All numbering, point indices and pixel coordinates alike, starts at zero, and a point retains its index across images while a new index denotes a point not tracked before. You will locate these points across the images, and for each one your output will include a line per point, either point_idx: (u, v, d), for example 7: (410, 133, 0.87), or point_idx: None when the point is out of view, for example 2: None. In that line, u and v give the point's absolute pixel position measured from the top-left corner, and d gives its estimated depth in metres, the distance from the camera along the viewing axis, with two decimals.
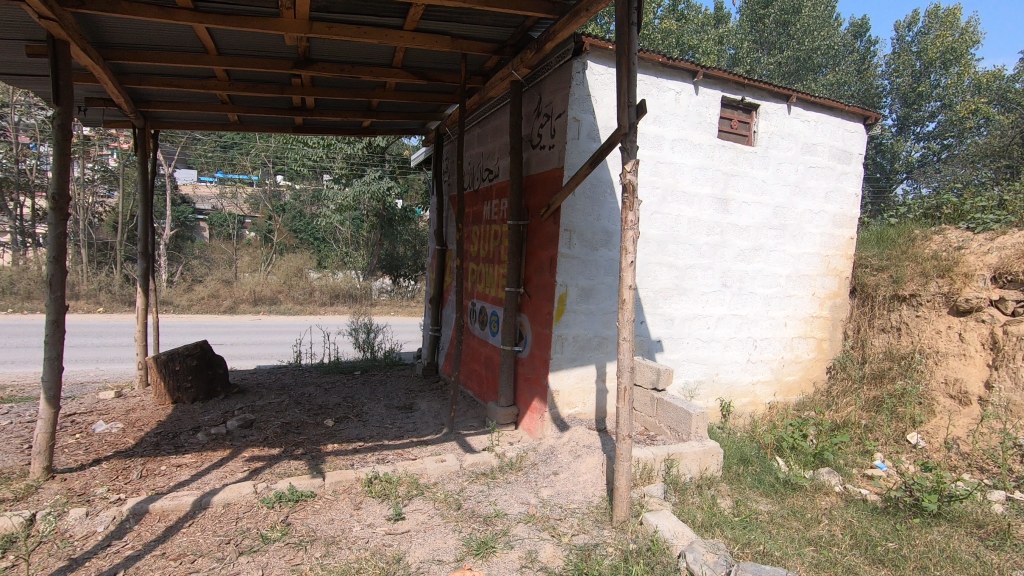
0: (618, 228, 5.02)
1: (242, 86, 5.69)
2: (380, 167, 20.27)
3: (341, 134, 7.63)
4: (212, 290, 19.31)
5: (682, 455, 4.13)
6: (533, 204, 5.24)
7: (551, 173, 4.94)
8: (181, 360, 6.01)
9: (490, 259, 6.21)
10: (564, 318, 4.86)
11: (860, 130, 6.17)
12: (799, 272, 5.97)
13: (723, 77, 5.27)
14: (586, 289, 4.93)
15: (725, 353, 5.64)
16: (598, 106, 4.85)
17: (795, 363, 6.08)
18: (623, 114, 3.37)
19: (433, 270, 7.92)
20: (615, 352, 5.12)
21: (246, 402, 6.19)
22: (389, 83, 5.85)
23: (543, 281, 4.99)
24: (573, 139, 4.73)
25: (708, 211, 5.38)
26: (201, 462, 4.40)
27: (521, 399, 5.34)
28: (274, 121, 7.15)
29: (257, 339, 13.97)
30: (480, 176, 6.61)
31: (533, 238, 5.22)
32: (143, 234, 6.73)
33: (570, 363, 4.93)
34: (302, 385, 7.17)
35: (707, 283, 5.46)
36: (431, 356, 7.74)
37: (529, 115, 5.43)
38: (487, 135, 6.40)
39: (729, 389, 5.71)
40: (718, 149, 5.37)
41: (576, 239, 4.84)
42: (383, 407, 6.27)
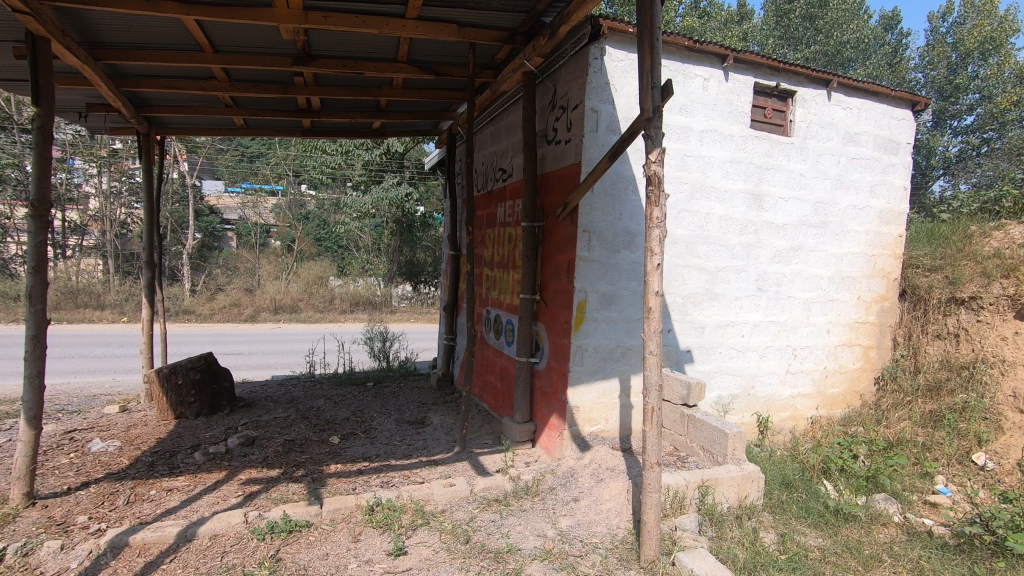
0: (641, 228, 4.59)
1: (243, 87, 5.43)
2: (399, 173, 20.17)
3: (351, 136, 7.36)
4: (233, 299, 19.35)
5: (718, 481, 3.67)
6: (549, 204, 4.84)
7: (566, 170, 4.55)
8: (184, 373, 5.78)
9: (505, 264, 5.84)
10: (584, 327, 4.45)
11: (908, 117, 5.62)
12: (842, 274, 5.45)
13: (755, 62, 4.81)
14: (607, 295, 4.51)
15: (762, 364, 5.15)
16: (618, 96, 4.44)
17: (840, 374, 5.54)
18: (646, 97, 2.96)
19: (448, 276, 7.58)
20: (640, 364, 4.68)
21: (251, 417, 5.92)
22: (396, 79, 5.54)
23: (560, 287, 4.59)
24: (591, 132, 4.33)
25: (741, 209, 4.92)
26: (193, 486, 4.11)
27: (538, 415, 4.94)
28: (282, 124, 6.93)
29: (276, 348, 13.83)
30: (494, 176, 6.24)
31: (549, 241, 4.82)
32: (148, 243, 6.52)
33: (591, 377, 4.51)
34: (312, 398, 6.89)
35: (741, 287, 4.99)
36: (446, 366, 7.40)
37: (543, 108, 5.05)
38: (500, 132, 6.03)
39: (767, 403, 5.21)
40: (751, 140, 4.91)
41: (595, 241, 4.43)
42: (393, 422, 5.93)
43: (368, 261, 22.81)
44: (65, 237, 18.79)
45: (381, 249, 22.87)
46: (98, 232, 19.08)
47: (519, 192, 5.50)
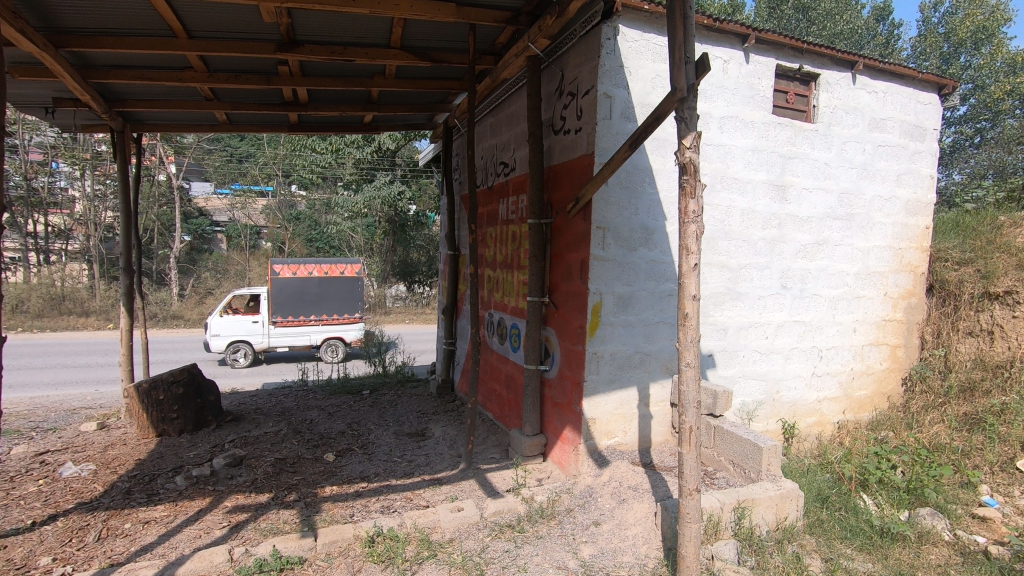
0: (659, 224, 4.24)
1: (223, 77, 5.03)
2: (391, 172, 19.74)
3: (342, 131, 6.97)
4: (223, 302, 18.85)
5: (755, 501, 3.32)
6: (558, 199, 4.47)
7: (577, 162, 4.18)
8: (165, 388, 5.37)
9: (508, 264, 5.47)
10: (600, 333, 4.09)
11: (934, 102, 5.30)
12: (869, 269, 5.12)
13: (778, 42, 4.46)
14: (624, 297, 4.15)
15: (788, 367, 4.82)
16: (633, 79, 4.07)
17: (867, 375, 5.22)
18: (679, 74, 2.59)
19: (447, 277, 7.19)
20: (659, 370, 4.33)
21: (239, 433, 5.51)
22: (388, 68, 5.15)
23: (572, 289, 4.23)
24: (604, 119, 3.97)
25: (764, 201, 4.57)
26: (173, 516, 3.72)
27: (550, 427, 4.58)
28: (268, 119, 6.53)
29: None
30: (495, 171, 5.87)
31: (559, 239, 4.46)
32: (124, 247, 6.08)
33: (607, 387, 4.16)
34: (305, 409, 6.49)
35: (764, 285, 4.65)
36: (446, 371, 7.05)
37: (549, 96, 4.68)
38: (501, 124, 5.65)
39: (793, 408, 4.88)
40: (774, 127, 4.56)
41: (611, 238, 4.07)
42: (391, 435, 5.55)
43: (361, 262, 22.42)
44: (47, 243, 18.22)
45: (375, 249, 22.48)
46: (82, 237, 18.52)
47: (524, 187, 5.12)
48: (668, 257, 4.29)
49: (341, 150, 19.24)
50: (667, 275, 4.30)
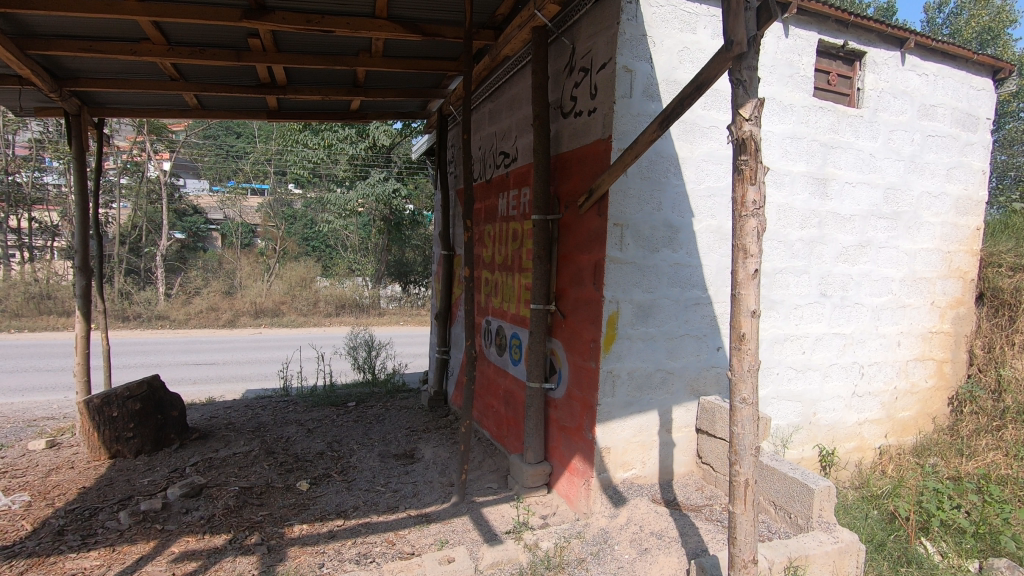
0: (685, 221, 3.64)
1: (185, 51, 4.42)
2: (386, 168, 19.14)
3: (326, 118, 6.37)
4: (210, 302, 18.20)
5: (810, 559, 2.72)
6: (567, 192, 3.88)
7: (591, 148, 3.59)
8: (120, 404, 4.76)
9: (508, 266, 4.88)
10: (616, 348, 3.50)
11: (988, 87, 4.71)
12: (915, 274, 4.54)
13: (822, 13, 3.87)
14: (644, 306, 3.56)
15: (826, 386, 4.24)
16: (658, 51, 3.48)
17: (911, 395, 4.65)
18: (737, 24, 1.99)
19: (440, 279, 6.59)
20: (683, 392, 3.74)
21: (203, 455, 4.89)
22: (374, 42, 4.55)
23: (584, 295, 3.65)
24: (623, 97, 3.38)
25: (802, 197, 4.00)
26: (107, 566, 3.10)
27: (555, 455, 3.99)
28: (245, 105, 5.96)
29: (250, 357, 12.75)
30: (493, 162, 5.27)
31: (567, 238, 3.87)
32: (80, 244, 5.46)
33: (624, 411, 3.56)
34: (282, 425, 5.88)
35: (802, 293, 4.07)
36: (439, 383, 6.48)
37: (556, 74, 4.09)
38: (501, 109, 5.05)
39: (831, 433, 4.30)
40: (816, 111, 3.98)
41: (630, 237, 3.48)
42: (376, 457, 4.94)
43: (355, 261, 21.58)
44: (29, 239, 17.54)
45: (369, 248, 21.90)
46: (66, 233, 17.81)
47: (526, 179, 4.53)
48: (695, 260, 3.70)
49: (334, 146, 18.62)
50: (694, 281, 3.71)
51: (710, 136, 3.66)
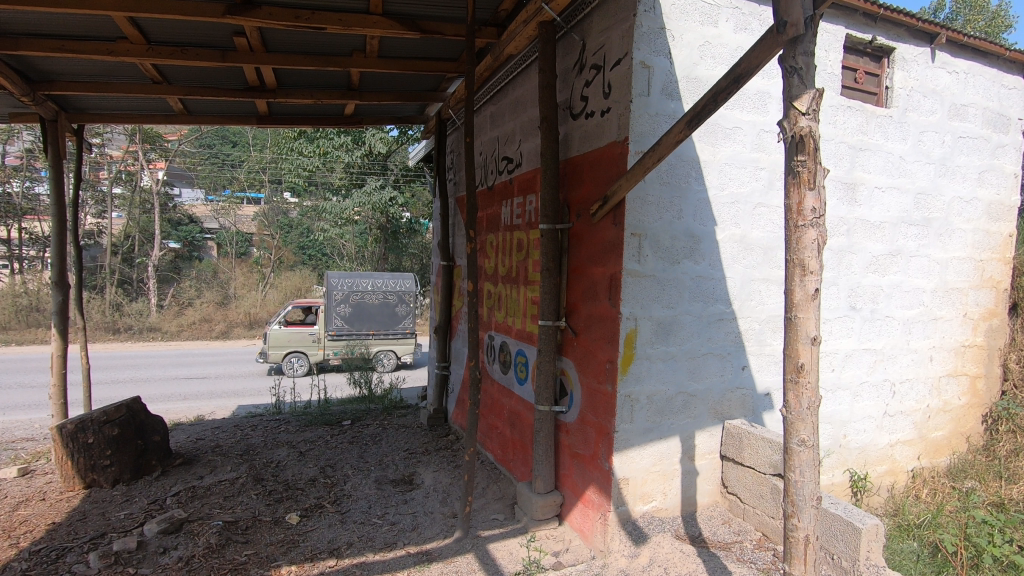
0: (707, 230, 3.35)
1: (166, 52, 4.14)
2: (383, 176, 18.85)
3: (319, 123, 6.10)
4: (203, 313, 17.86)
5: None
6: (578, 200, 3.60)
7: (605, 151, 3.30)
8: (96, 430, 4.42)
9: (513, 278, 4.59)
10: (635, 369, 3.20)
11: (1019, 86, 4.45)
12: (947, 285, 4.26)
13: (850, 5, 3.60)
14: (664, 323, 3.27)
15: (857, 406, 3.95)
16: (677, 46, 3.20)
17: (944, 413, 4.36)
18: (791, 3, 1.71)
19: (440, 291, 6.30)
20: (707, 416, 3.44)
21: (187, 484, 4.56)
22: (369, 41, 4.28)
23: (598, 311, 3.35)
24: (641, 96, 3.10)
25: (830, 203, 3.72)
26: None
27: (567, 484, 3.67)
28: (233, 109, 5.68)
29: (243, 370, 12.40)
30: (496, 168, 4.99)
31: (579, 249, 3.58)
32: (56, 257, 5.13)
33: (644, 439, 3.26)
34: (272, 447, 5.55)
35: (831, 306, 3.79)
36: (438, 400, 6.17)
37: (565, 73, 3.81)
38: (503, 112, 4.78)
39: (862, 456, 4.00)
40: (843, 111, 3.71)
41: (648, 248, 3.19)
42: (372, 484, 4.61)
43: (352, 270, 21.64)
44: (17, 250, 17.17)
45: (366, 257, 21.59)
46: None
47: (532, 186, 4.25)
48: (718, 272, 3.41)
49: (329, 154, 18.37)
50: (717, 295, 3.41)
51: (733, 137, 3.38)
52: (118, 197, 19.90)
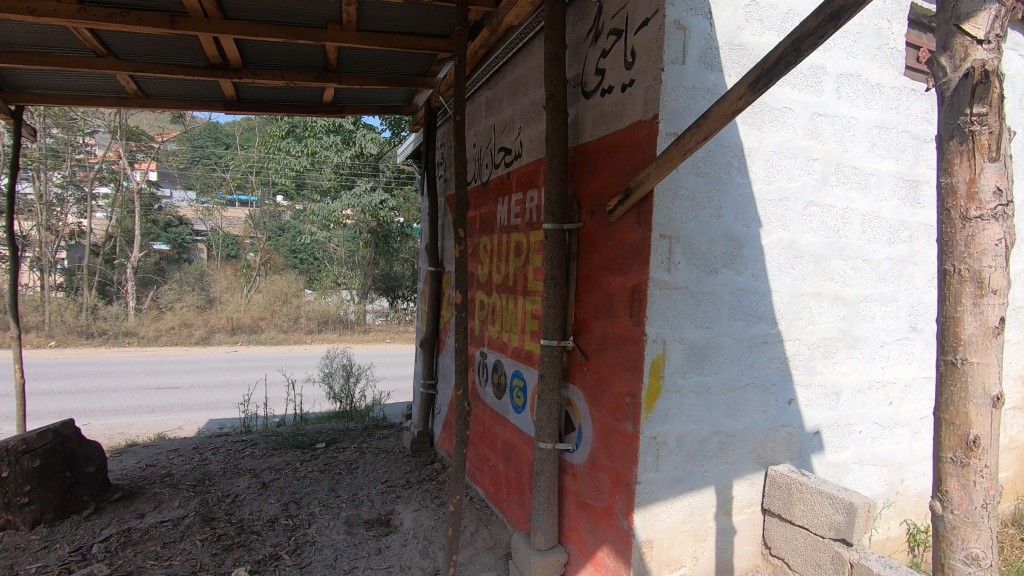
0: (751, 233, 2.73)
1: (103, 14, 3.50)
2: (374, 178, 18.20)
3: (296, 110, 5.48)
4: (183, 318, 17.06)
5: None
6: (590, 195, 2.98)
7: (627, 134, 2.69)
8: (11, 462, 3.71)
9: (509, 287, 3.96)
10: (661, 405, 2.57)
11: None
12: (1015, 303, 3.66)
13: None
14: (697, 347, 2.64)
15: (915, 445, 3.33)
16: (718, 3, 2.59)
17: (1009, 452, 3.75)
18: None
19: (428, 301, 5.65)
20: (746, 460, 2.80)
21: (122, 525, 3.87)
22: (346, 8, 3.66)
23: (615, 331, 2.73)
24: (674, 64, 2.48)
25: (891, 203, 3.11)
26: None
27: (573, 539, 3.03)
28: (195, 92, 5.05)
29: (217, 380, 11.61)
30: (492, 161, 4.37)
31: (590, 255, 2.96)
32: None
33: (672, 491, 2.62)
34: (232, 477, 4.87)
35: (889, 326, 3.18)
36: (423, 422, 5.52)
37: (575, 45, 3.20)
38: (501, 97, 4.17)
39: (920, 504, 3.39)
40: (908, 95, 3.11)
41: (680, 254, 2.57)
42: (340, 527, 3.92)
43: (341, 274, 20.86)
44: None
45: (356, 261, 20.88)
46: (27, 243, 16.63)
47: (533, 180, 3.63)
48: (762, 285, 2.78)
49: (318, 154, 17.70)
50: (761, 313, 2.79)
51: (782, 121, 2.76)
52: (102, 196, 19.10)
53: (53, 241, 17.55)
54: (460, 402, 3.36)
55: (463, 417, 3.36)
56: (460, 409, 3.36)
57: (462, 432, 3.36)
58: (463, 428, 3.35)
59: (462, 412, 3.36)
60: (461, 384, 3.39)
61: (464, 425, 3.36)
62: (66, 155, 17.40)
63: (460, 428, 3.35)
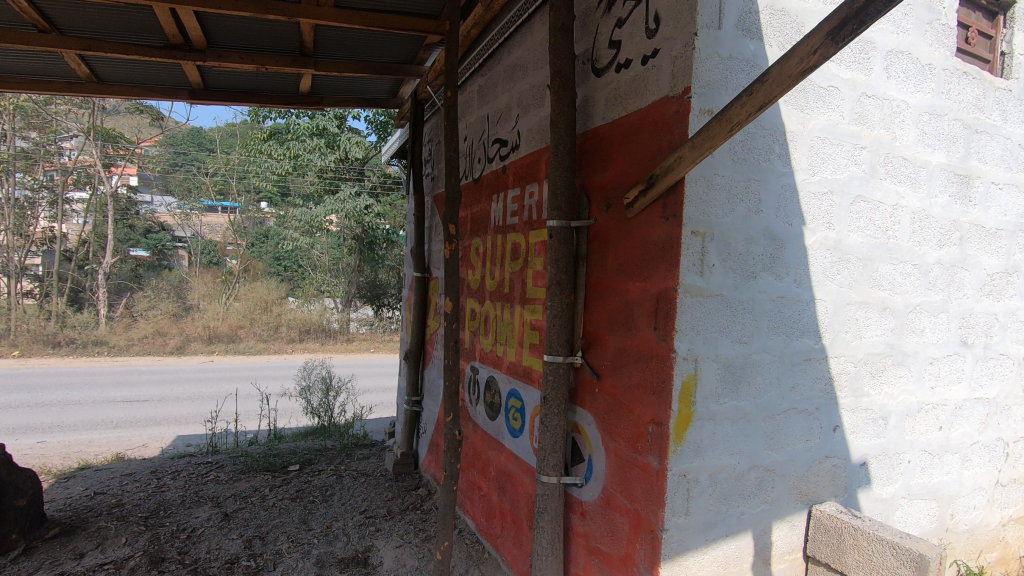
0: (794, 231, 2.33)
1: None
2: (359, 182, 17.70)
3: (270, 101, 5.05)
4: (157, 326, 16.33)
5: None
6: (603, 187, 2.56)
7: (649, 113, 2.27)
8: None
9: (504, 294, 3.52)
10: (693, 436, 2.14)
11: None
12: None
13: None
14: (733, 367, 2.22)
15: (966, 475, 2.94)
16: None
17: None
18: None
19: (413, 309, 5.20)
20: (788, 498, 2.38)
21: (54, 569, 3.34)
22: None
23: (634, 346, 2.31)
24: (709, 28, 2.08)
25: (941, 201, 2.74)
26: None
27: None
28: (157, 78, 4.61)
29: (189, 392, 10.97)
30: (485, 154, 3.95)
31: (604, 256, 2.54)
32: None
33: (704, 539, 2.18)
34: (191, 507, 4.34)
35: (940, 340, 2.79)
36: (408, 443, 5.05)
37: (584, 17, 2.80)
38: (496, 83, 3.75)
39: (970, 542, 2.99)
40: (959, 78, 2.75)
41: (715, 255, 2.15)
42: (310, 568, 3.43)
43: (324, 282, 20.23)
44: None
45: (340, 268, 20.30)
46: None
47: (533, 173, 3.20)
48: (806, 292, 2.37)
49: (301, 158, 17.16)
50: (804, 325, 2.38)
51: (828, 101, 2.37)
52: (80, 201, 18.19)
53: (20, 245, 16.74)
54: (449, 429, 2.84)
55: (452, 446, 2.85)
56: (450, 437, 2.84)
57: (451, 464, 2.84)
58: (452, 460, 2.84)
59: (452, 441, 2.84)
60: (451, 408, 2.86)
61: (454, 456, 2.84)
62: (37, 157, 16.67)
63: (450, 460, 2.84)
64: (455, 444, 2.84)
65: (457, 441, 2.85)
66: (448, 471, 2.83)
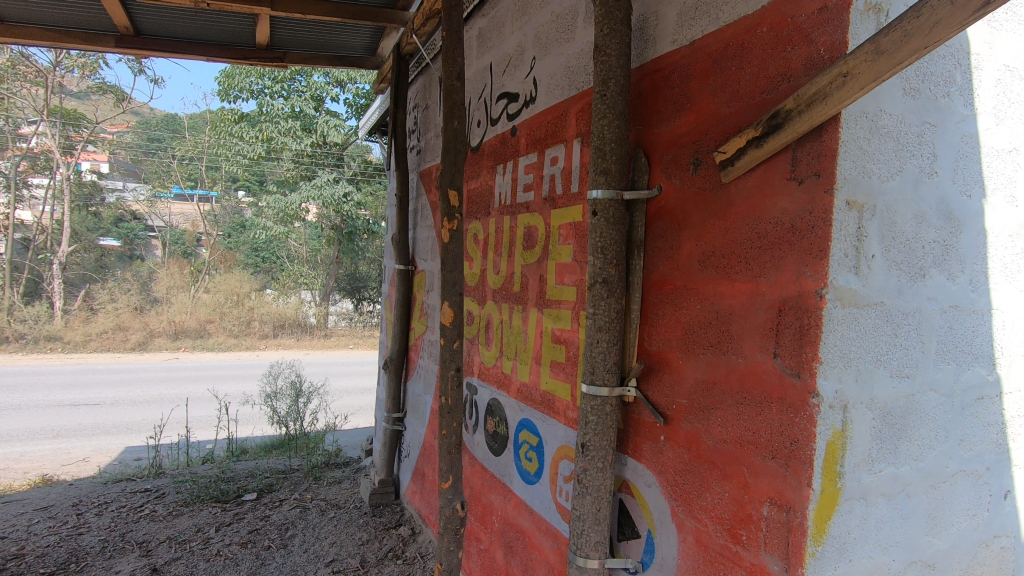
0: (972, 207, 1.54)
1: None
2: (338, 169, 16.63)
3: (219, 54, 4.14)
4: (117, 320, 15.14)
5: None
6: (675, 142, 1.75)
7: (764, 17, 1.46)
8: None
9: (512, 294, 2.70)
10: (839, 528, 1.35)
11: None
12: None
13: None
14: (893, 414, 1.43)
15: None
16: None
17: None
18: None
19: (394, 308, 4.35)
20: None
21: None
22: None
23: (732, 379, 1.51)
24: None
25: None
26: None
27: None
28: (71, 18, 3.68)
29: (146, 394, 9.93)
30: (486, 114, 3.10)
31: (675, 244, 1.72)
32: None
33: None
34: (112, 556, 3.45)
35: None
36: (387, 469, 4.22)
37: None
38: (503, 20, 2.91)
39: None
40: None
41: (876, 241, 1.35)
42: None
43: (301, 274, 19.12)
44: None
45: (318, 260, 19.27)
46: None
47: (557, 130, 2.37)
48: (981, 301, 1.60)
49: (275, 141, 16.05)
50: (978, 349, 1.60)
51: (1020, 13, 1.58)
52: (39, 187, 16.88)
53: None
54: (448, 501, 2.06)
55: (450, 525, 2.06)
56: (449, 513, 2.05)
57: (449, 552, 2.04)
58: (450, 545, 2.04)
59: (451, 517, 2.05)
60: (448, 472, 2.07)
61: (453, 539, 2.04)
62: None
63: (448, 547, 2.04)
64: (456, 522, 2.05)
65: (460, 517, 2.06)
66: (445, 563, 2.04)
